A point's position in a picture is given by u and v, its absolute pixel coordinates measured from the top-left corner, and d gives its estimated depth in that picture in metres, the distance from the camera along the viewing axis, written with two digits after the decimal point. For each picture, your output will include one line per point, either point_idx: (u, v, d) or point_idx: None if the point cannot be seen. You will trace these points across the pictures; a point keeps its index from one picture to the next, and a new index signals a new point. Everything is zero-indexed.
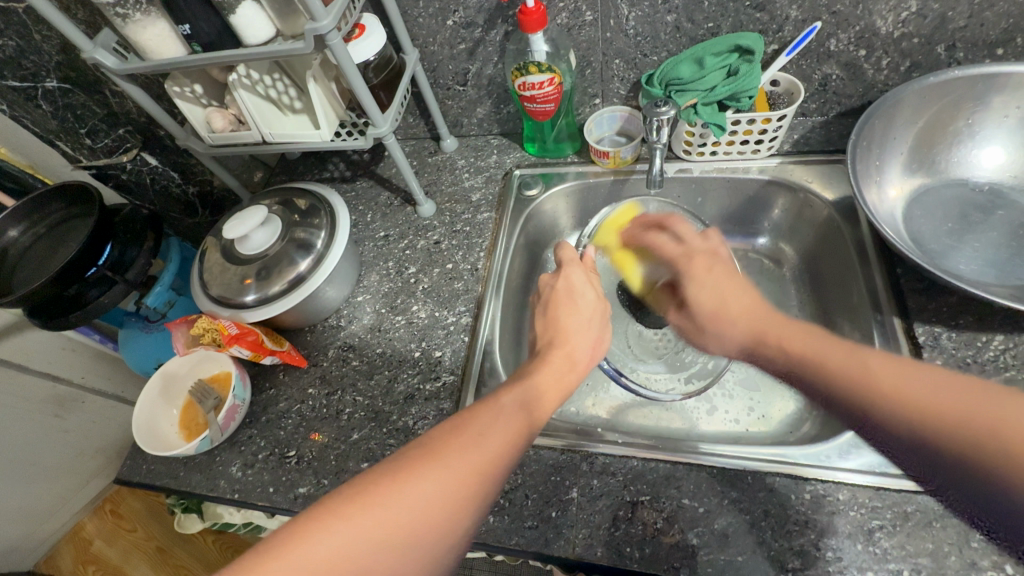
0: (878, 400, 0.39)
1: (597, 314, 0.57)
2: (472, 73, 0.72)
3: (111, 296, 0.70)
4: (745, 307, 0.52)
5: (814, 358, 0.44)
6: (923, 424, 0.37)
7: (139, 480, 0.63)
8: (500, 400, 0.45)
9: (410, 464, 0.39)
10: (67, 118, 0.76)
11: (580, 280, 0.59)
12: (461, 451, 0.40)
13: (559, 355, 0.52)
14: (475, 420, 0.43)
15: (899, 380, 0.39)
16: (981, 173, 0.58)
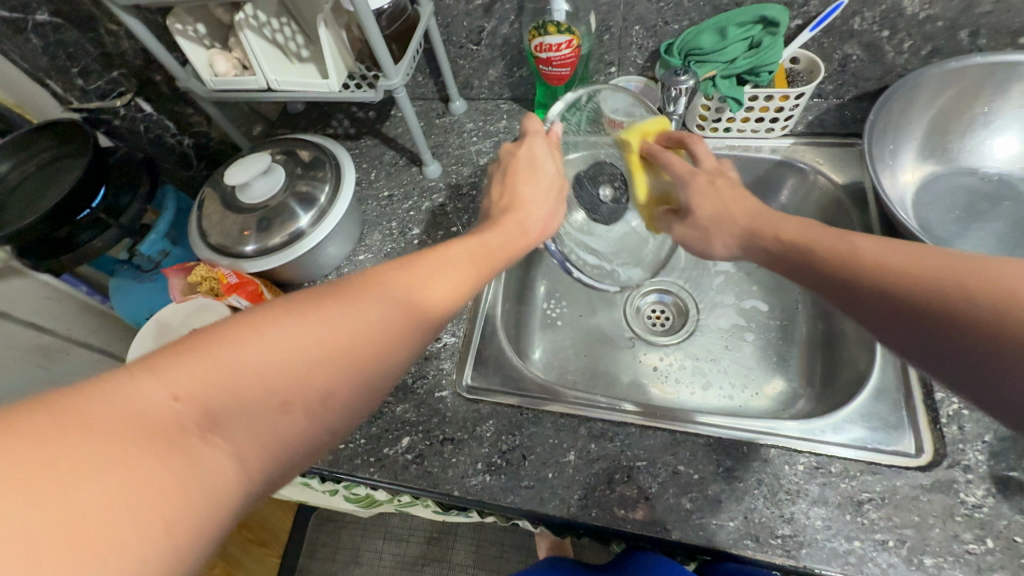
0: (871, 272, 0.37)
1: (555, 188, 0.52)
2: (487, 32, 0.70)
3: (105, 241, 0.68)
4: (734, 195, 0.49)
5: (815, 244, 0.42)
6: (924, 297, 0.34)
7: None
8: (448, 249, 0.42)
9: (348, 288, 0.34)
10: (59, 55, 0.73)
11: (542, 150, 0.53)
12: (404, 287, 0.36)
13: (512, 219, 0.49)
14: (421, 263, 0.39)
15: (900, 253, 0.36)
16: (991, 163, 0.58)
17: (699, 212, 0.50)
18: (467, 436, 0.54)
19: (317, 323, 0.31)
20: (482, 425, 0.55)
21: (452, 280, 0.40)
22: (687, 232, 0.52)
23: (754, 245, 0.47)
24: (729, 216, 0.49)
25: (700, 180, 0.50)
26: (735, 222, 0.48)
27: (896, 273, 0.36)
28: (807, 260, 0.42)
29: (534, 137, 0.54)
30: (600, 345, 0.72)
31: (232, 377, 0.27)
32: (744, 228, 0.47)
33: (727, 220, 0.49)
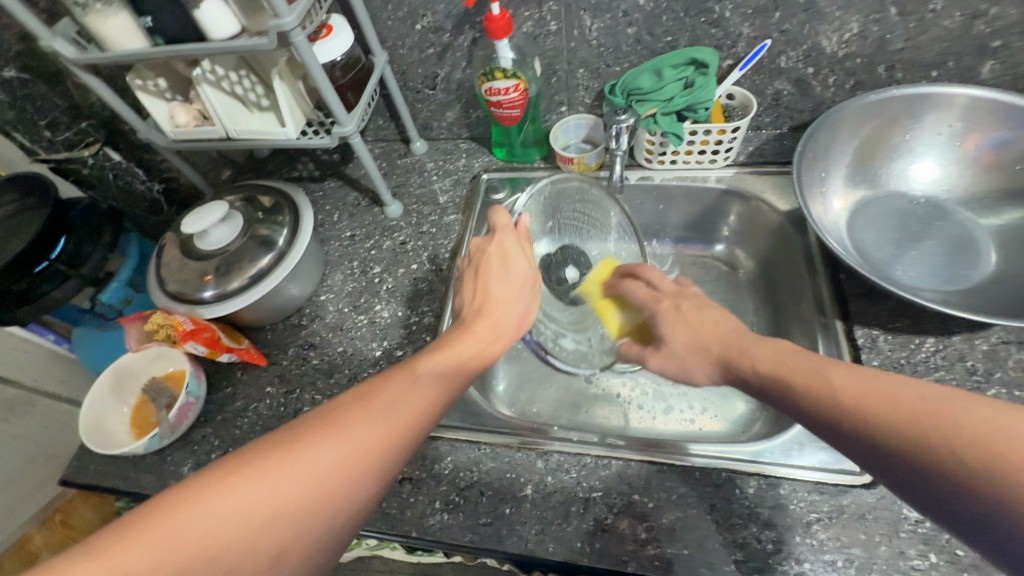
0: (840, 404, 0.35)
1: (525, 285, 0.54)
2: (441, 77, 0.73)
3: (64, 291, 0.68)
4: (718, 330, 0.48)
5: (795, 373, 0.39)
6: (892, 427, 0.32)
7: (85, 480, 0.61)
8: (416, 369, 0.42)
9: (306, 434, 0.36)
10: (26, 110, 0.74)
11: (512, 246, 0.55)
12: (361, 425, 0.37)
13: (484, 324, 0.50)
14: (386, 390, 0.40)
15: (882, 391, 0.33)
16: (917, 186, 0.62)
17: (669, 331, 0.51)
18: (425, 475, 0.54)
19: (268, 480, 0.33)
20: (440, 463, 0.55)
21: (416, 404, 0.40)
22: (660, 365, 0.51)
23: (728, 366, 0.45)
24: (706, 333, 0.49)
25: (672, 317, 0.52)
26: (717, 357, 0.47)
27: (883, 413, 0.33)
28: (784, 390, 0.39)
29: (501, 235, 0.56)
30: (563, 375, 0.73)
31: (182, 544, 0.30)
32: (728, 359, 0.46)
33: (712, 351, 0.47)
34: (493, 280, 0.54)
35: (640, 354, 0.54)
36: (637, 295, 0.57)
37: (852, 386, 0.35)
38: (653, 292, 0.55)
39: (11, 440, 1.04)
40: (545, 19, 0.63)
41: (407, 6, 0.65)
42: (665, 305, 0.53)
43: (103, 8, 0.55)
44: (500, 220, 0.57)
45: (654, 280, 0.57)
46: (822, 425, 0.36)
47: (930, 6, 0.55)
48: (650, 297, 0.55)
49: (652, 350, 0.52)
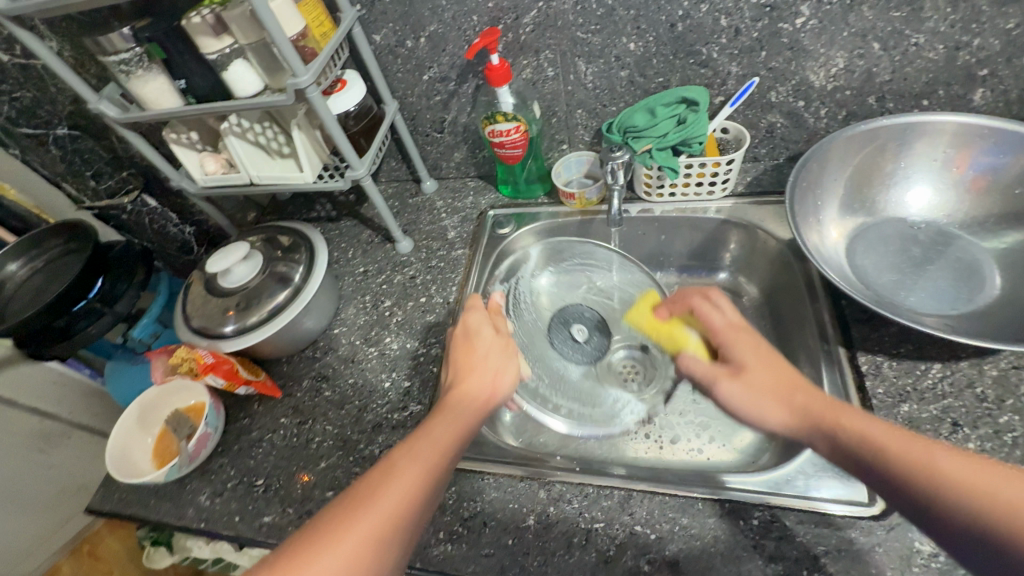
0: (945, 490, 0.34)
1: (501, 360, 0.53)
2: (448, 122, 0.78)
3: (98, 327, 0.73)
4: (800, 383, 0.44)
5: (883, 446, 0.38)
6: (991, 521, 0.31)
7: (109, 508, 0.63)
8: (392, 459, 0.42)
9: (295, 556, 0.35)
10: (75, 161, 0.82)
11: (481, 324, 0.55)
12: (350, 533, 0.37)
13: (457, 397, 0.49)
14: (364, 487, 0.40)
15: (984, 477, 0.33)
16: (915, 212, 0.62)
17: (756, 372, 0.46)
18: None
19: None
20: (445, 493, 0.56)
21: (404, 488, 0.40)
22: (731, 388, 0.47)
23: (808, 421, 0.42)
24: (785, 379, 0.45)
25: (742, 345, 0.49)
26: (792, 401, 0.43)
27: (989, 503, 0.32)
28: (872, 466, 0.37)
29: (469, 318, 0.56)
30: None
31: None
32: (806, 416, 0.42)
33: (793, 399, 0.43)
34: (462, 361, 0.53)
35: (706, 373, 0.49)
36: (708, 309, 0.53)
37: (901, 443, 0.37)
38: (727, 314, 0.52)
39: (46, 471, 1.09)
40: (543, 66, 0.67)
41: (415, 59, 0.70)
42: (744, 334, 0.50)
43: (144, 73, 0.61)
44: (471, 303, 0.58)
45: (726, 308, 0.53)
46: (917, 504, 0.35)
47: (911, 39, 0.57)
48: (726, 324, 0.51)
49: (730, 374, 0.47)
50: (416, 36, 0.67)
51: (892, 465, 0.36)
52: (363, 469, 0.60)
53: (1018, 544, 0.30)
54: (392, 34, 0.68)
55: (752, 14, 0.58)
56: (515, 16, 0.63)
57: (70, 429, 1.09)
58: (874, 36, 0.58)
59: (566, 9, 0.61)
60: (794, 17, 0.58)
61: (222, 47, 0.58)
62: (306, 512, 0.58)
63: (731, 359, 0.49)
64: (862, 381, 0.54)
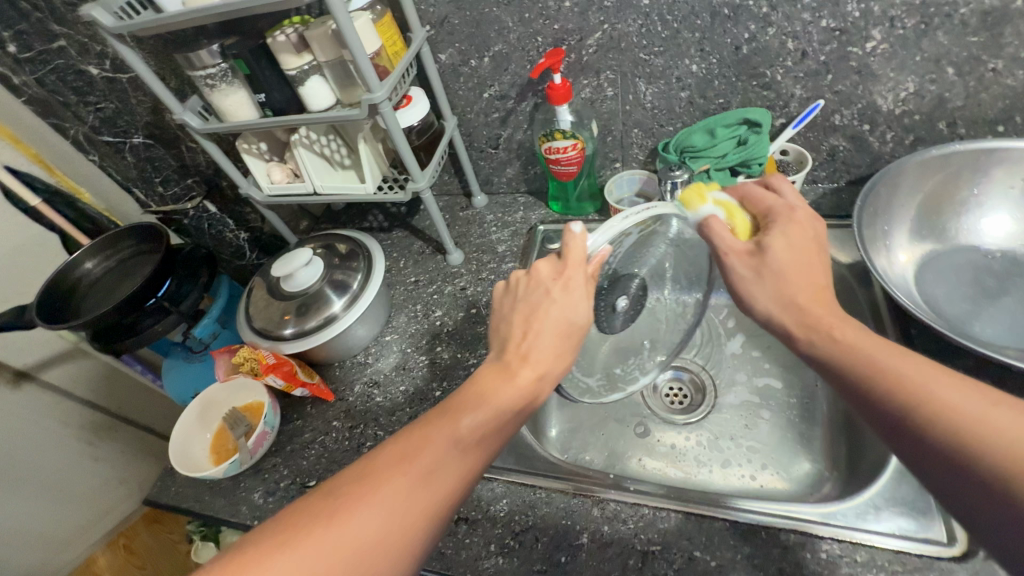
0: (905, 391, 0.36)
1: (574, 333, 0.47)
2: (503, 138, 0.80)
3: (163, 325, 0.76)
4: (818, 287, 0.44)
5: (864, 356, 0.39)
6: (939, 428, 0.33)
7: (166, 501, 0.65)
8: (459, 424, 0.41)
9: (355, 495, 0.36)
10: (146, 168, 0.87)
11: (578, 291, 0.47)
12: (402, 491, 0.37)
13: (526, 374, 0.44)
14: (427, 448, 0.39)
15: (937, 388, 0.35)
16: (991, 239, 0.60)
17: (778, 262, 0.44)
18: (481, 517, 0.55)
19: (320, 541, 0.34)
20: (496, 505, 0.56)
21: (460, 467, 0.40)
22: (743, 268, 0.45)
23: (798, 321, 0.43)
24: (807, 284, 0.44)
25: (792, 232, 0.46)
26: (790, 299, 0.43)
27: (937, 405, 0.34)
28: (846, 369, 0.39)
29: (571, 275, 0.47)
30: (616, 424, 0.73)
31: None
32: (800, 314, 0.43)
33: (793, 295, 0.43)
34: (548, 324, 0.46)
35: (723, 244, 0.46)
36: (760, 194, 0.50)
37: (913, 373, 0.36)
38: (779, 199, 0.49)
39: (94, 462, 1.14)
40: (602, 86, 0.69)
41: (477, 77, 0.72)
42: (783, 223, 0.46)
43: (226, 87, 0.65)
44: (571, 251, 0.48)
45: (790, 195, 0.49)
46: (876, 402, 0.37)
47: (989, 65, 0.56)
48: (784, 206, 0.48)
49: (747, 251, 0.46)
50: (481, 55, 0.69)
51: (862, 374, 0.38)
52: None
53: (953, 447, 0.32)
54: (457, 53, 0.70)
55: (820, 38, 0.58)
56: (579, 37, 0.64)
57: (119, 423, 1.14)
58: (949, 61, 0.57)
59: (631, 31, 0.62)
60: (864, 41, 0.57)
61: (302, 64, 0.62)
62: None
63: (760, 243, 0.45)
64: None
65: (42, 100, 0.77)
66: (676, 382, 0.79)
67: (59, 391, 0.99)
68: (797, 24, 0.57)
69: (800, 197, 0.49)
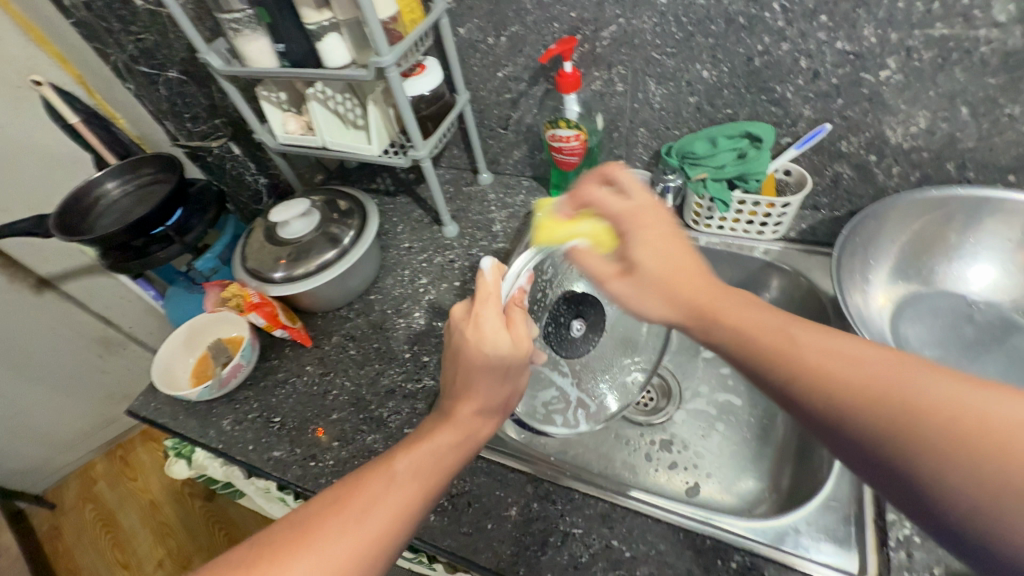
0: (803, 374, 0.34)
1: (512, 367, 0.51)
2: (513, 120, 0.81)
3: (167, 253, 0.80)
4: (687, 266, 0.42)
5: (784, 339, 0.36)
6: (863, 410, 0.31)
7: (145, 414, 0.70)
8: (395, 464, 0.45)
9: (308, 528, 0.39)
10: (176, 102, 0.90)
11: (489, 325, 0.52)
12: (367, 507, 0.41)
13: (462, 413, 0.50)
14: (369, 486, 0.43)
15: (826, 351, 0.34)
16: (977, 289, 0.58)
17: (652, 272, 0.42)
18: None
19: (297, 560, 0.37)
20: None
21: (409, 493, 0.43)
22: (622, 289, 0.43)
23: (684, 313, 0.41)
24: (677, 279, 0.42)
25: (649, 235, 0.44)
26: (677, 299, 0.41)
27: (865, 396, 0.31)
28: (752, 357, 0.37)
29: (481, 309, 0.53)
30: None
31: None
32: (687, 307, 0.41)
33: (676, 298, 0.41)
34: (470, 375, 0.51)
35: (597, 271, 0.45)
36: (602, 198, 0.47)
37: (816, 354, 0.34)
38: (624, 203, 0.46)
39: (101, 373, 1.21)
40: (613, 80, 0.69)
41: (493, 55, 0.73)
42: (632, 230, 0.44)
43: (249, 33, 0.67)
44: (485, 286, 0.54)
45: (632, 191, 0.46)
46: (797, 398, 0.34)
47: (1004, 110, 0.54)
48: (625, 209, 0.45)
49: (619, 274, 0.44)
50: (498, 33, 0.69)
51: (771, 360, 0.36)
52: (368, 428, 0.63)
53: (877, 425, 0.30)
54: (475, 29, 0.70)
55: (834, 59, 0.57)
56: (595, 28, 0.64)
57: (127, 341, 1.20)
58: (964, 100, 0.55)
59: (645, 28, 0.62)
60: (879, 69, 0.56)
61: (321, 19, 0.64)
62: (311, 455, 0.62)
63: (630, 257, 0.43)
64: None
65: (88, 23, 0.80)
66: (645, 384, 0.80)
67: (75, 301, 1.06)
68: (812, 42, 0.56)
69: (647, 196, 0.46)
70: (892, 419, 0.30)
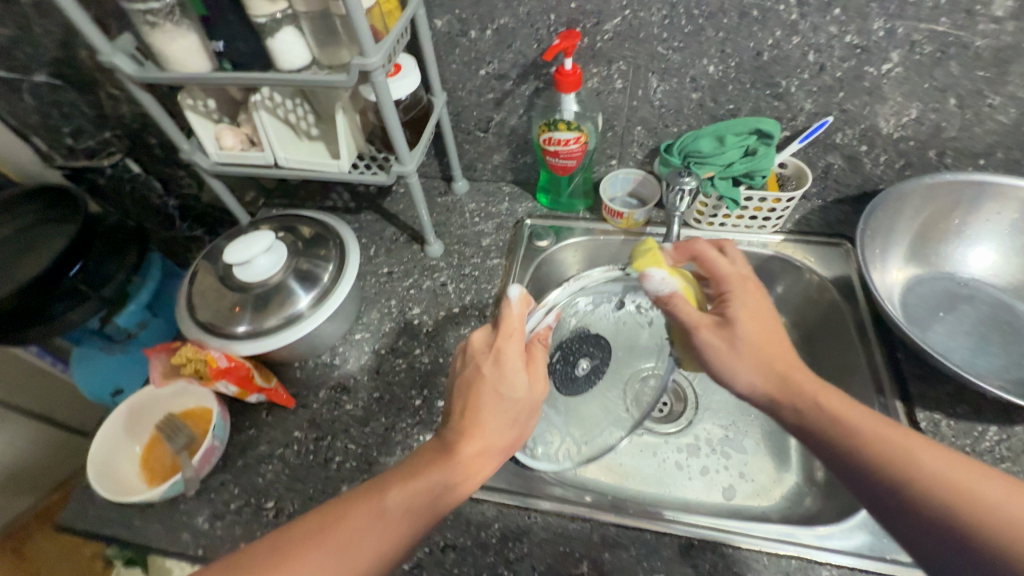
0: (894, 459, 0.38)
1: (520, 410, 0.44)
2: (495, 122, 0.73)
3: (80, 313, 0.62)
4: (782, 349, 0.45)
5: (866, 429, 0.40)
6: (943, 495, 0.36)
7: (83, 526, 0.55)
8: (385, 500, 0.39)
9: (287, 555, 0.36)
10: (52, 114, 0.71)
11: (512, 365, 0.44)
12: (326, 562, 0.36)
13: (465, 453, 0.42)
14: (348, 523, 0.38)
15: (912, 447, 0.39)
16: (967, 268, 0.63)
17: (745, 334, 0.45)
18: (470, 543, 0.51)
19: None
20: (487, 531, 0.51)
21: (381, 545, 0.38)
22: (713, 340, 0.46)
23: (781, 390, 0.44)
24: (773, 348, 0.45)
25: (752, 302, 0.47)
26: (775, 372, 0.44)
27: (947, 484, 0.36)
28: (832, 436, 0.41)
29: (504, 347, 0.45)
30: None
31: None
32: (783, 381, 0.44)
33: (770, 364, 0.45)
34: (478, 403, 0.43)
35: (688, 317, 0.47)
36: (717, 259, 0.50)
37: (898, 438, 0.39)
38: (736, 269, 0.50)
39: None
40: (612, 77, 0.64)
41: (475, 51, 0.64)
42: (739, 292, 0.48)
43: (173, 28, 0.53)
44: (510, 317, 0.46)
45: (737, 258, 0.51)
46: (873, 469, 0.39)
47: (987, 100, 0.57)
48: (737, 272, 0.49)
49: (714, 325, 0.46)
50: (483, 27, 0.61)
51: (864, 449, 0.40)
52: None
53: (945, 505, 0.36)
54: (455, 22, 0.62)
55: (842, 53, 0.56)
56: (596, 21, 0.58)
57: (12, 413, 0.94)
58: (953, 92, 0.57)
59: (653, 21, 0.57)
60: (882, 63, 0.56)
61: (274, 11, 0.51)
62: None
63: (721, 312, 0.47)
64: (920, 437, 0.53)
65: None
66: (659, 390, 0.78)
67: None
68: (822, 36, 0.55)
69: (742, 260, 0.51)
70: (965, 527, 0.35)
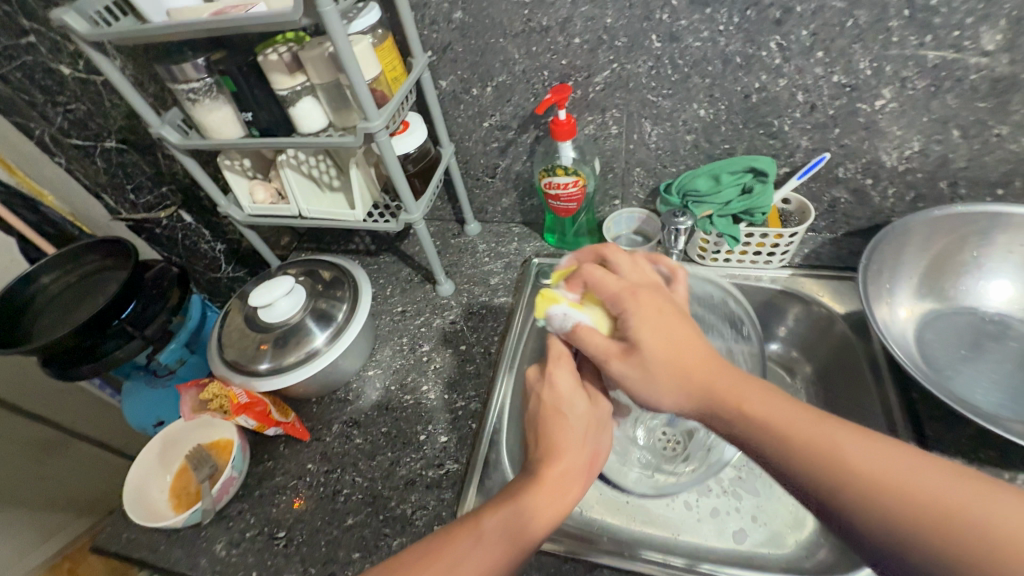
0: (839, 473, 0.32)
1: (598, 423, 0.45)
2: (501, 168, 0.77)
3: (126, 350, 0.69)
4: (700, 356, 0.40)
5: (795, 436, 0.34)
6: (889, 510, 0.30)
7: (116, 549, 0.59)
8: (482, 521, 0.38)
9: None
10: (117, 173, 0.80)
11: (565, 386, 0.46)
12: None
13: (553, 474, 0.41)
14: (453, 546, 0.37)
15: (886, 468, 0.31)
16: (990, 303, 0.60)
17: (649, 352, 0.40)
18: None
19: None
20: None
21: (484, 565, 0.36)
22: (625, 371, 0.41)
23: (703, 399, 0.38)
24: (681, 361, 0.40)
25: (652, 315, 0.42)
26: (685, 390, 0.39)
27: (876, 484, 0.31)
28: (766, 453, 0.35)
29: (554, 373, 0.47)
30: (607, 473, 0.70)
31: None
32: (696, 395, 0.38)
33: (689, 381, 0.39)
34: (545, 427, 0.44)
35: None
36: (601, 276, 0.47)
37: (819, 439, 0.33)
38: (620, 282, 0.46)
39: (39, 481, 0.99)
40: (607, 123, 0.67)
41: (477, 106, 0.69)
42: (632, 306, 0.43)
43: (210, 103, 0.60)
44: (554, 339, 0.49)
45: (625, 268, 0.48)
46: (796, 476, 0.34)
47: (994, 130, 0.56)
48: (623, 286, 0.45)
49: (621, 354, 0.41)
50: (483, 84, 0.66)
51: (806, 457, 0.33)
52: (392, 531, 0.56)
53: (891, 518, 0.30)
54: (458, 81, 0.67)
55: (831, 92, 0.57)
56: (587, 75, 0.62)
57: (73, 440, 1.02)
58: (955, 123, 0.56)
59: (640, 72, 0.60)
60: (874, 99, 0.57)
61: (294, 85, 0.58)
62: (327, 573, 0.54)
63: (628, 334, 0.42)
64: None
65: (6, 98, 0.70)
66: None
67: (6, 406, 0.89)
68: (809, 77, 0.56)
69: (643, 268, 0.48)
70: (941, 552, 0.28)
